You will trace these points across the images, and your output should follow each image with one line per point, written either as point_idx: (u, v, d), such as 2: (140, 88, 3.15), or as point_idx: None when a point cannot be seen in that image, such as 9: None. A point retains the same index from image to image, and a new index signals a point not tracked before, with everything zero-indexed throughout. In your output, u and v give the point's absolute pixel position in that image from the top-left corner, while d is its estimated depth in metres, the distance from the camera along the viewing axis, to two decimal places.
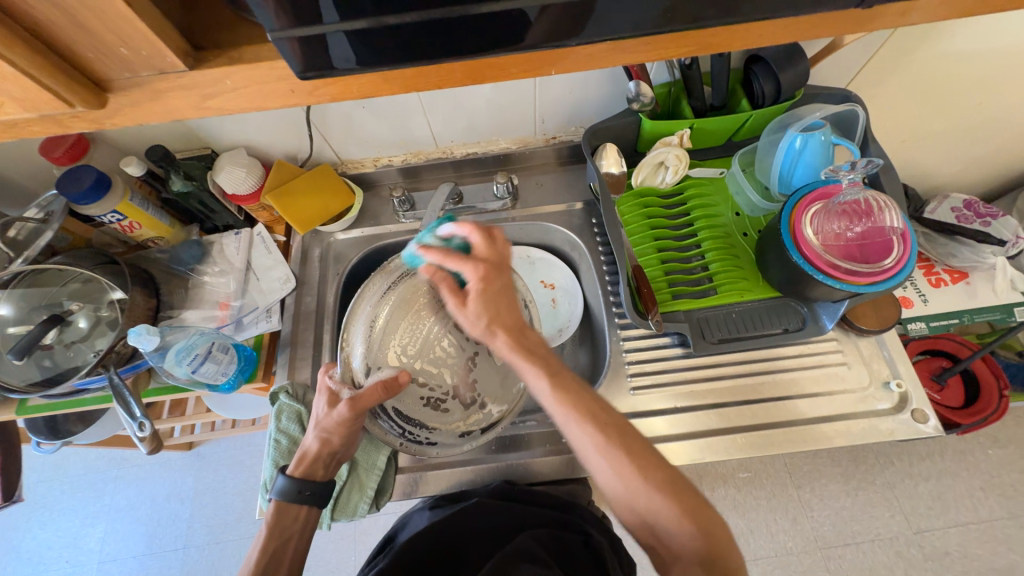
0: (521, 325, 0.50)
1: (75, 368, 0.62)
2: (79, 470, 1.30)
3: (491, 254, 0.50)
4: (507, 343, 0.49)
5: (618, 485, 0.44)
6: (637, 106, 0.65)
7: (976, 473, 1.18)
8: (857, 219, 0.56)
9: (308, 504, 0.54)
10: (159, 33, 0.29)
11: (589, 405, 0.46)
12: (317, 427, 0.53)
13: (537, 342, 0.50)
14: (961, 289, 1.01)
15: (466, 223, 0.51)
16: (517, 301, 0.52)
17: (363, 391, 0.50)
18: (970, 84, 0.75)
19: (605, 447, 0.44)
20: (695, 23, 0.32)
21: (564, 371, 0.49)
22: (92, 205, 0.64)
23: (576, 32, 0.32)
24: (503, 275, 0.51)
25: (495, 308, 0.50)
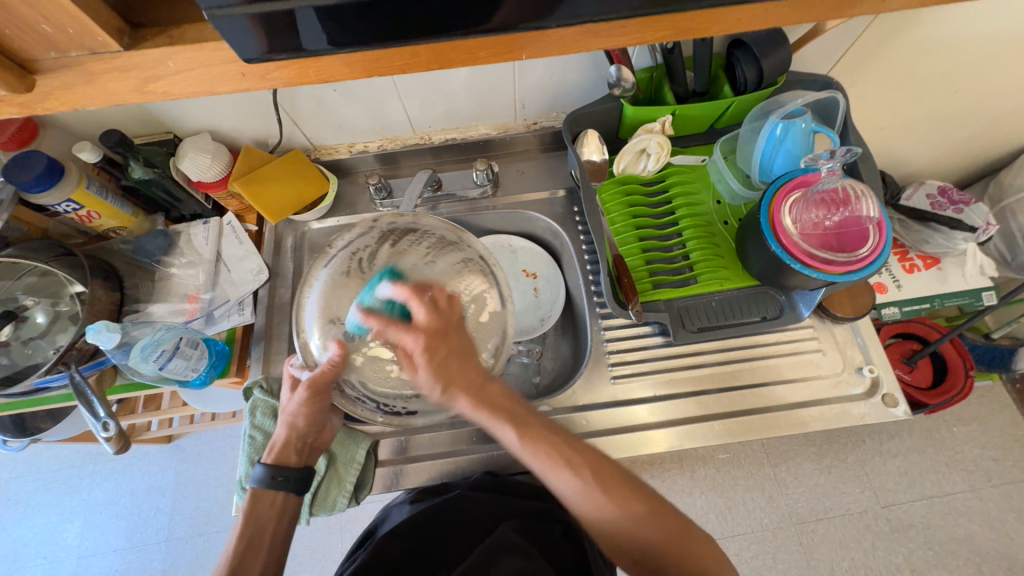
0: (481, 378, 0.48)
1: (34, 365, 0.59)
2: (52, 465, 1.26)
3: (433, 322, 0.47)
4: (469, 404, 0.48)
5: (597, 518, 0.46)
6: (619, 91, 0.63)
7: (942, 450, 1.23)
8: (834, 208, 0.57)
9: (283, 491, 0.53)
10: (87, 11, 0.27)
11: (558, 452, 0.47)
12: (286, 413, 0.54)
13: (501, 394, 0.49)
14: (933, 274, 1.03)
15: (403, 287, 0.47)
16: (473, 352, 0.49)
17: (314, 372, 0.49)
18: (948, 71, 0.75)
19: (585, 491, 0.46)
20: (671, 6, 0.31)
21: (532, 420, 0.49)
22: (44, 194, 0.60)
23: (547, 14, 0.30)
24: (450, 339, 0.47)
25: (447, 370, 0.47)
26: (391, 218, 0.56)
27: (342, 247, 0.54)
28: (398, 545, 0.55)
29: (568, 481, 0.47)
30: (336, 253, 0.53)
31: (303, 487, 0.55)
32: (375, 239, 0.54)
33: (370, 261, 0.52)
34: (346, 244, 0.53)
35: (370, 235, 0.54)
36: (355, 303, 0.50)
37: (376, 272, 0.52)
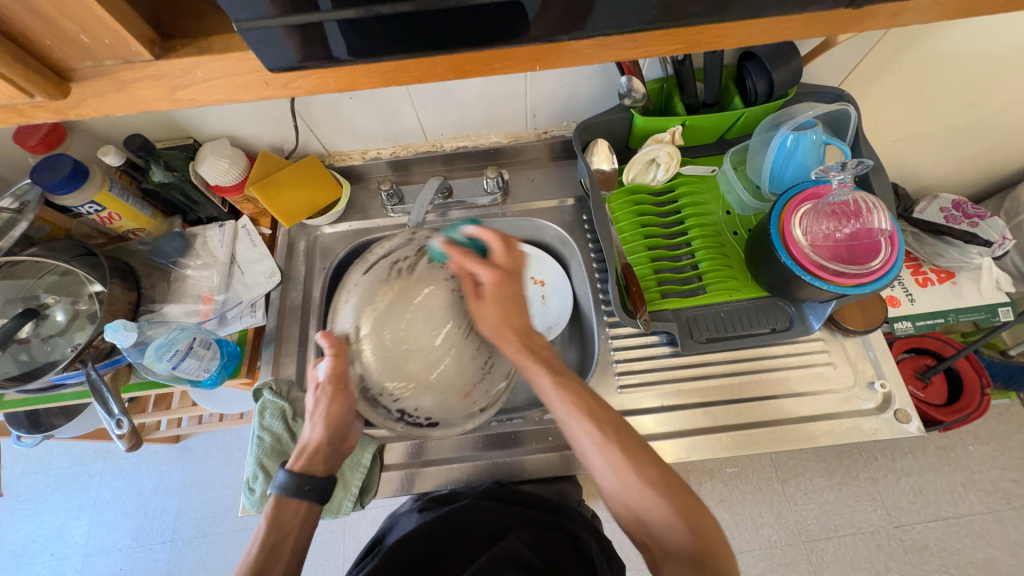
0: (527, 328, 0.52)
1: (52, 363, 0.61)
2: (63, 462, 1.28)
3: (507, 262, 0.51)
4: (516, 348, 0.51)
5: (614, 482, 0.47)
6: (630, 101, 0.64)
7: (958, 469, 1.20)
8: (846, 220, 0.56)
9: (308, 499, 0.53)
10: (121, 22, 0.28)
11: (586, 407, 0.49)
12: (315, 417, 0.53)
13: (541, 344, 0.53)
14: (947, 289, 1.02)
15: (487, 228, 0.51)
16: (524, 307, 0.52)
17: (329, 364, 0.48)
18: (962, 84, 0.75)
19: (602, 445, 0.48)
20: (681, 20, 0.32)
21: (568, 372, 0.52)
22: (68, 195, 0.62)
23: (563, 28, 0.31)
24: (515, 283, 0.51)
25: (506, 314, 0.51)
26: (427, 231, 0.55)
27: (380, 254, 0.53)
28: (404, 554, 0.54)
29: (586, 441, 0.49)
30: (373, 257, 0.53)
31: (326, 495, 0.54)
32: (414, 249, 0.52)
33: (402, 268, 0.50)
34: (386, 253, 0.52)
35: (408, 243, 0.53)
36: (376, 309, 0.48)
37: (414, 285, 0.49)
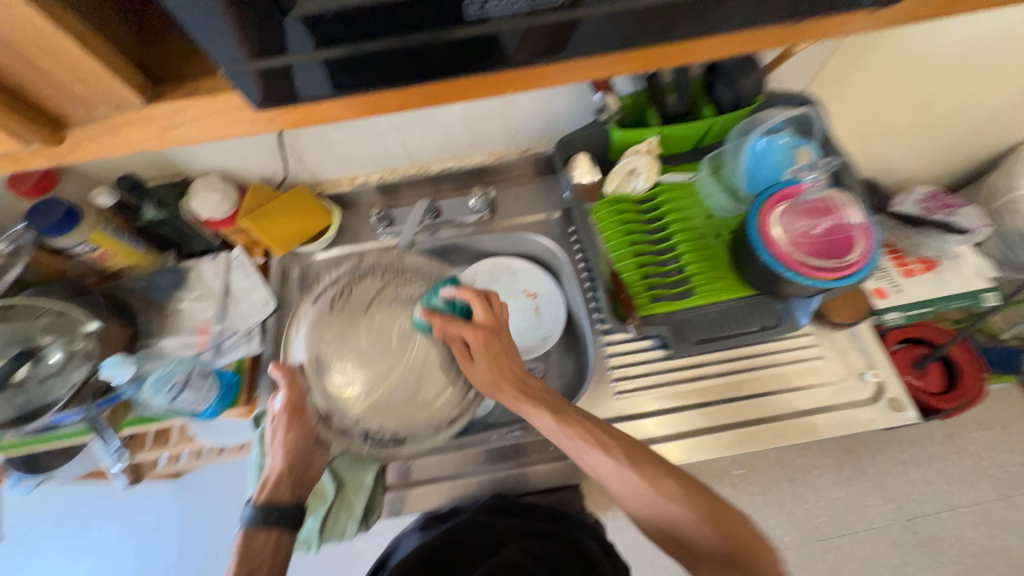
0: (522, 375, 0.56)
1: (48, 404, 0.61)
2: (60, 508, 1.26)
3: (490, 318, 0.55)
4: (513, 395, 0.55)
5: (635, 498, 0.49)
6: (603, 117, 0.67)
7: (965, 457, 1.20)
8: (820, 217, 0.59)
9: (277, 528, 0.52)
10: (114, 70, 0.29)
11: (588, 433, 0.52)
12: (274, 446, 0.54)
13: (536, 388, 0.56)
14: (933, 277, 1.04)
15: (465, 289, 0.55)
16: (517, 354, 0.57)
17: (284, 393, 0.54)
18: (924, 81, 0.78)
19: (614, 467, 0.49)
20: (640, 41, 0.33)
21: (567, 408, 0.54)
22: (62, 238, 0.62)
23: (547, 53, 0.33)
24: (502, 337, 0.56)
25: (497, 365, 0.55)
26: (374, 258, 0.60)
27: (331, 281, 0.57)
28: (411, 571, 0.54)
29: (599, 459, 0.50)
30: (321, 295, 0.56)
31: (297, 522, 0.54)
32: (363, 279, 0.57)
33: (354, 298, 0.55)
34: (334, 280, 0.57)
35: (355, 278, 0.57)
36: (335, 340, 0.53)
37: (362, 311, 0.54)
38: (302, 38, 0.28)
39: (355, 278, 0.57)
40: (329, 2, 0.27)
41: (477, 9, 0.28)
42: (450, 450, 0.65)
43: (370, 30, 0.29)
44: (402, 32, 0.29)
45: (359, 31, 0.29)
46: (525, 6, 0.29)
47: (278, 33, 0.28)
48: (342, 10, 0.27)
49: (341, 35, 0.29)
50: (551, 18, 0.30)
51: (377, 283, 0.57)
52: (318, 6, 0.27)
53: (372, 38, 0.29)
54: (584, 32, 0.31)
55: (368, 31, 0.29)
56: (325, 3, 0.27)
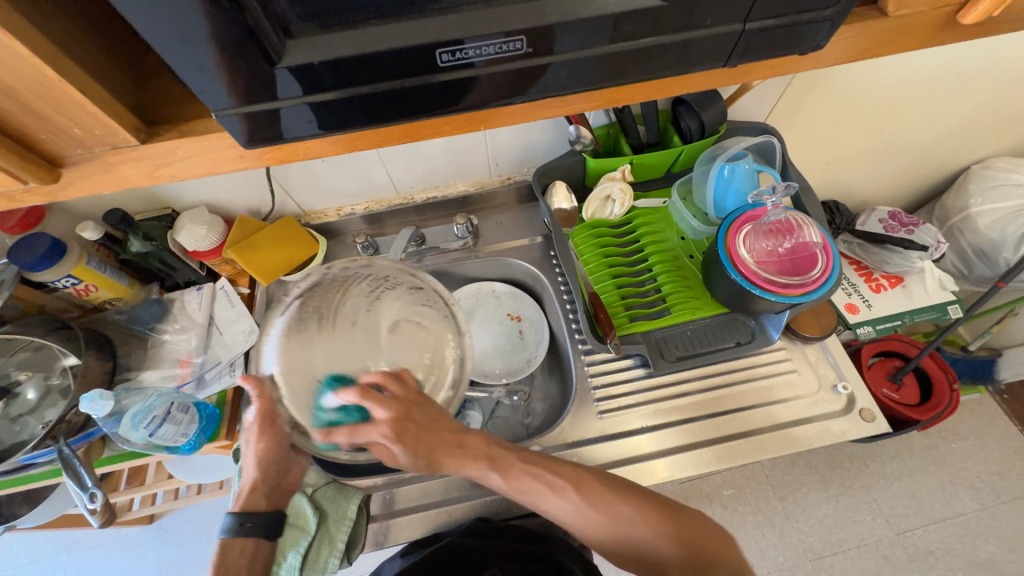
0: (459, 434, 0.53)
1: (19, 443, 0.59)
2: (24, 558, 1.18)
3: (397, 405, 0.47)
4: (455, 462, 0.53)
5: (601, 534, 0.51)
6: (579, 147, 0.71)
7: (945, 468, 1.22)
8: (783, 236, 0.63)
9: (253, 537, 0.51)
10: (111, 114, 0.31)
11: (544, 481, 0.53)
12: (246, 457, 0.50)
13: (479, 442, 0.54)
14: (898, 292, 1.09)
15: (348, 389, 0.47)
16: (442, 418, 0.51)
17: (253, 402, 0.48)
18: (871, 112, 0.85)
19: (580, 508, 0.51)
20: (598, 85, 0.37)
21: (509, 454, 0.55)
22: (45, 271, 0.63)
23: (515, 95, 0.36)
24: (419, 409, 0.49)
25: (421, 440, 0.50)
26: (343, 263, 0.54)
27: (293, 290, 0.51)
28: None
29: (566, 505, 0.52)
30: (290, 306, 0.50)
31: (274, 532, 0.52)
32: (343, 291, 0.53)
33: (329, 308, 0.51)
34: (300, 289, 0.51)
35: (330, 286, 0.52)
36: (306, 357, 0.48)
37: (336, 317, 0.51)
38: (287, 85, 0.31)
39: (332, 286, 0.52)
40: (316, 54, 0.30)
41: (452, 57, 0.31)
42: (434, 477, 0.65)
43: (354, 77, 0.31)
44: (383, 78, 0.32)
45: (344, 78, 0.31)
46: (495, 53, 0.32)
47: (268, 82, 0.30)
48: (327, 59, 0.30)
49: (326, 81, 0.31)
50: (516, 65, 0.33)
51: (356, 293, 0.53)
52: (306, 58, 0.30)
53: (357, 84, 0.32)
54: (551, 77, 0.35)
55: (352, 78, 0.31)
56: (313, 55, 0.30)
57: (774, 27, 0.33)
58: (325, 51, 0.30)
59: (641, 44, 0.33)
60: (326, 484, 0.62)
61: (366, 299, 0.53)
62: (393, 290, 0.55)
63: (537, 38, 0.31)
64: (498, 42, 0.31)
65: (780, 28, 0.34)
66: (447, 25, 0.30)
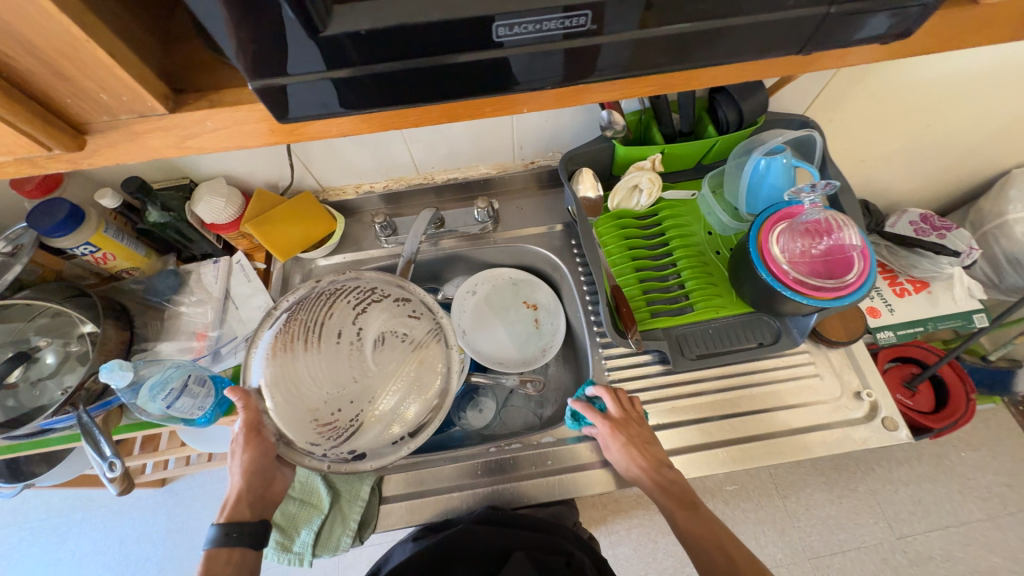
0: (660, 463, 0.59)
1: (41, 407, 0.60)
2: (41, 513, 1.22)
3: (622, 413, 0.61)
4: (650, 484, 0.57)
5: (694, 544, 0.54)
6: (611, 133, 0.68)
7: (953, 477, 1.21)
8: (818, 237, 0.61)
9: (239, 546, 0.49)
10: (141, 81, 0.30)
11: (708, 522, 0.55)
12: (233, 467, 0.52)
13: (675, 480, 0.58)
14: (923, 298, 1.06)
15: (600, 387, 0.63)
16: (653, 445, 0.60)
17: (239, 413, 0.51)
18: (918, 108, 0.81)
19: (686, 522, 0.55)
20: (654, 68, 0.34)
21: (699, 505, 0.56)
22: (63, 238, 0.62)
23: (562, 77, 0.33)
24: (635, 426, 0.61)
25: (638, 455, 0.59)
26: (332, 278, 0.59)
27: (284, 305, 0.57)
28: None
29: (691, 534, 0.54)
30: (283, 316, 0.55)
31: (261, 541, 0.51)
32: (333, 302, 0.56)
33: (318, 318, 0.55)
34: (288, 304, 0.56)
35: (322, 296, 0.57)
36: (293, 364, 0.52)
37: (320, 329, 0.54)
38: (326, 55, 0.29)
39: (325, 296, 0.57)
40: (361, 22, 0.27)
41: (508, 32, 0.29)
42: (446, 461, 0.64)
43: (388, 52, 0.29)
44: (422, 53, 0.30)
45: (370, 54, 0.29)
46: (555, 28, 0.29)
47: (299, 52, 0.28)
48: (372, 27, 0.28)
49: (370, 53, 0.29)
50: (573, 43, 0.31)
51: (343, 305, 0.56)
52: (351, 26, 0.27)
53: (382, 60, 0.30)
54: (607, 57, 0.32)
55: (383, 53, 0.29)
56: (359, 22, 0.27)
57: (857, 11, 0.31)
58: (372, 18, 0.27)
59: (709, 25, 0.31)
60: None
61: (354, 310, 0.57)
62: (380, 303, 0.58)
63: (602, 13, 0.29)
64: (557, 17, 0.29)
65: (863, 12, 0.31)
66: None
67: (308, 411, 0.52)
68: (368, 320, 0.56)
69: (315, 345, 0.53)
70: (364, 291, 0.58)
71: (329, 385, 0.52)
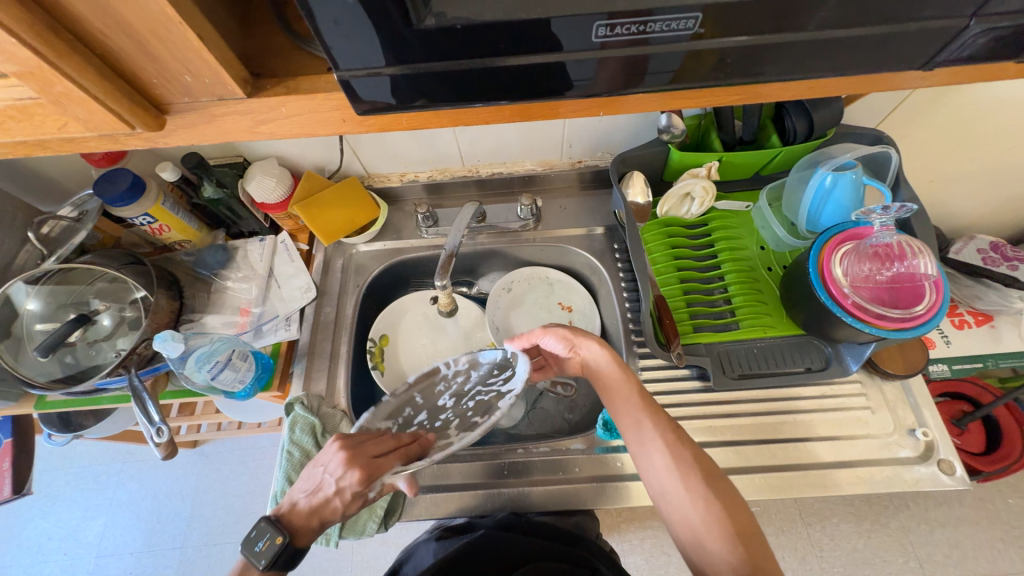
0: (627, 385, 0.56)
1: (95, 366, 0.64)
2: (84, 461, 1.31)
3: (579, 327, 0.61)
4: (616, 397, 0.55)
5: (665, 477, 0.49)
6: (667, 136, 0.65)
7: (997, 523, 1.13)
8: (888, 262, 0.56)
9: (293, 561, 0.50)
10: (224, 64, 0.30)
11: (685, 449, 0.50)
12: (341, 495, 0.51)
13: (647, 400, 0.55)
14: (985, 332, 0.98)
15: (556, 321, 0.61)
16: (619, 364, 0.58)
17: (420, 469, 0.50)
18: (1005, 128, 0.74)
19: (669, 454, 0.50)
20: (747, 78, 0.32)
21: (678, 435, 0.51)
22: (125, 208, 0.65)
23: (648, 82, 0.32)
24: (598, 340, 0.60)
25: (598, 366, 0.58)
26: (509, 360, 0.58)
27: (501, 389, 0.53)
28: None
29: (665, 464, 0.50)
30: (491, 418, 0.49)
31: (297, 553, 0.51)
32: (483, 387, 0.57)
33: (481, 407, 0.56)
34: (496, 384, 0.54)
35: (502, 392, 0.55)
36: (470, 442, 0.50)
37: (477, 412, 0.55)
38: (413, 49, 0.28)
39: (485, 387, 0.57)
40: (457, 15, 0.27)
41: (607, 31, 0.28)
42: (463, 459, 0.65)
43: (449, 51, 0.28)
44: (487, 54, 0.29)
45: (459, 49, 0.28)
46: (689, 28, 0.28)
47: (388, 42, 0.27)
48: (466, 23, 0.27)
49: (459, 48, 0.28)
50: (672, 48, 0.29)
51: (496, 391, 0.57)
52: (446, 20, 0.27)
53: (465, 55, 0.29)
54: (698, 62, 0.30)
55: (446, 51, 0.28)
56: (457, 14, 0.27)
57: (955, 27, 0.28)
58: (470, 12, 0.27)
59: (809, 37, 0.29)
60: None
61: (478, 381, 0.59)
62: None
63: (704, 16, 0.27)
64: (661, 18, 0.27)
65: (990, 27, 0.28)
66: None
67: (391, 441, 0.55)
68: None
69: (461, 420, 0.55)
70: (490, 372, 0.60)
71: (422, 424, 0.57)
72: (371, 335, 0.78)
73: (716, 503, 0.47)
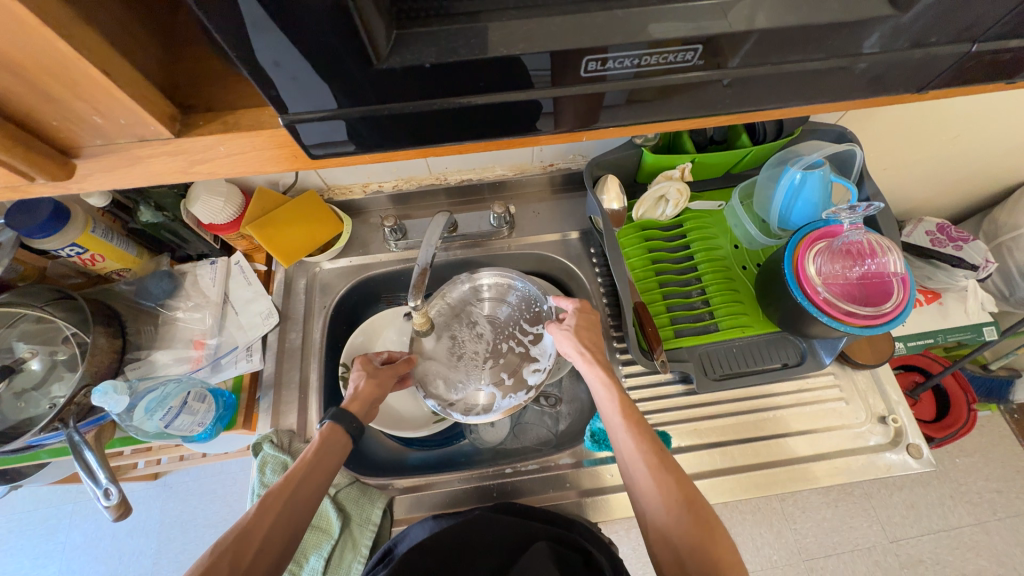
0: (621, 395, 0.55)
1: (29, 419, 0.56)
2: (27, 506, 1.20)
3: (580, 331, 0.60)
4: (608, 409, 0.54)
5: (649, 496, 0.48)
6: (641, 140, 0.65)
7: (946, 482, 1.22)
8: (858, 260, 0.57)
9: (353, 436, 0.54)
10: (145, 103, 0.27)
11: (669, 470, 0.49)
12: (359, 370, 0.60)
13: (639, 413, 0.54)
14: (934, 309, 1.03)
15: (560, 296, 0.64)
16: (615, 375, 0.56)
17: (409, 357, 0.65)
18: (951, 120, 0.78)
19: (653, 473, 0.48)
20: (713, 105, 0.32)
21: (665, 458, 0.50)
22: (46, 240, 0.56)
23: (617, 112, 0.31)
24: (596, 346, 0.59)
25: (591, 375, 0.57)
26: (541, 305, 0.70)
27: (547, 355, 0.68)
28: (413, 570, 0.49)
29: (649, 484, 0.48)
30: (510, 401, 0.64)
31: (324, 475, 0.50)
32: (517, 335, 0.70)
33: (511, 350, 0.70)
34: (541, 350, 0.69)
35: (528, 353, 0.69)
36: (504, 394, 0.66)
37: (512, 355, 0.69)
38: (378, 89, 0.26)
39: (516, 333, 0.71)
40: (428, 54, 0.25)
41: (596, 67, 0.27)
42: (446, 484, 0.63)
43: (410, 90, 0.27)
44: (456, 94, 0.27)
45: (429, 88, 0.27)
46: (649, 63, 0.27)
47: (346, 79, 0.25)
48: (439, 62, 0.25)
49: (431, 88, 0.27)
50: (651, 81, 0.29)
51: (521, 331, 0.70)
52: (416, 58, 0.25)
53: (437, 96, 0.27)
54: (662, 91, 0.30)
55: (413, 92, 0.27)
56: (427, 54, 0.25)
57: (952, 54, 0.29)
58: (442, 50, 0.25)
59: (765, 66, 0.29)
60: (347, 485, 0.61)
61: (512, 327, 0.71)
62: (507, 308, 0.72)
63: (665, 45, 0.26)
64: (660, 52, 0.27)
65: (942, 50, 0.29)
66: (543, 33, 0.25)
67: (441, 360, 0.68)
68: (498, 327, 0.71)
69: (496, 358, 0.69)
70: (510, 310, 0.72)
71: (467, 346, 0.70)
72: (343, 360, 0.73)
73: (696, 528, 0.45)
